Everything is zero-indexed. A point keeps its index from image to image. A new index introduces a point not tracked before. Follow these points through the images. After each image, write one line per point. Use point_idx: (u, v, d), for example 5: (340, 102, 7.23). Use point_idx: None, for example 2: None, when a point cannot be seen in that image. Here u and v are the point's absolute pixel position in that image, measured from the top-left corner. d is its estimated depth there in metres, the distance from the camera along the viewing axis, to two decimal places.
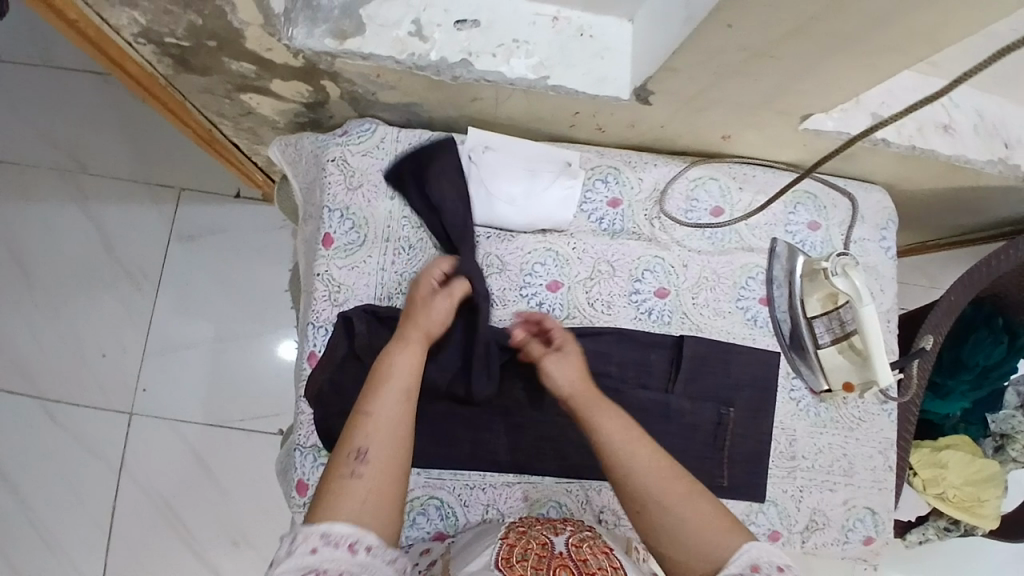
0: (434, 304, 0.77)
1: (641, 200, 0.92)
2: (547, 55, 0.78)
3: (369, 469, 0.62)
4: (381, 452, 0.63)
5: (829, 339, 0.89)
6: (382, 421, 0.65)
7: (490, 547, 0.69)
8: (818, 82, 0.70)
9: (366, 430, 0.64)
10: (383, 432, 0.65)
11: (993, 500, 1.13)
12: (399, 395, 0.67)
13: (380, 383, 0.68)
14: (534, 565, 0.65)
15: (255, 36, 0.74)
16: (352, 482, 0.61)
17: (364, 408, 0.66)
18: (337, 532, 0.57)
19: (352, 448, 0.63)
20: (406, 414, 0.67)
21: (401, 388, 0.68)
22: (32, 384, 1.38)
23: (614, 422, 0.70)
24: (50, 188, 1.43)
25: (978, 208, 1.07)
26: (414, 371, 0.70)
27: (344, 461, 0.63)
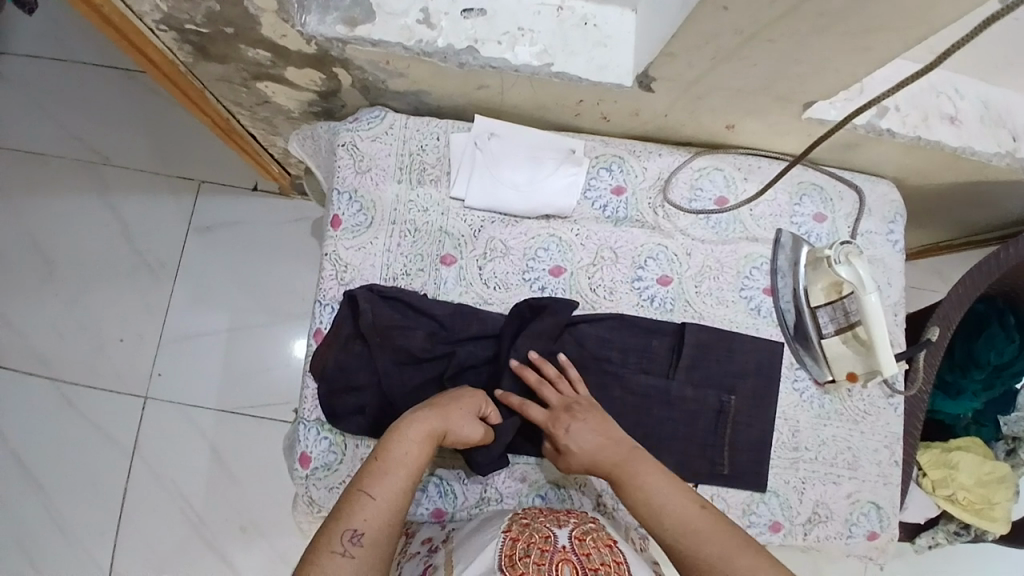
0: (465, 419, 0.75)
1: (645, 188, 0.93)
2: (551, 43, 0.80)
3: (363, 553, 0.60)
4: (377, 535, 0.62)
5: (833, 329, 0.88)
6: (383, 507, 0.64)
7: (493, 542, 0.67)
8: (818, 66, 0.70)
9: (367, 511, 0.62)
10: (382, 520, 0.63)
11: (1003, 503, 1.11)
12: (404, 482, 0.66)
13: (388, 464, 0.66)
14: (536, 560, 0.62)
15: (269, 23, 0.77)
16: (342, 560, 0.59)
17: (369, 488, 0.64)
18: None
19: (350, 526, 0.61)
20: (404, 504, 0.65)
21: (407, 473, 0.66)
22: (52, 369, 1.42)
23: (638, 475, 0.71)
24: (76, 179, 1.48)
25: (989, 203, 1.06)
26: (421, 458, 0.68)
27: (338, 537, 0.60)
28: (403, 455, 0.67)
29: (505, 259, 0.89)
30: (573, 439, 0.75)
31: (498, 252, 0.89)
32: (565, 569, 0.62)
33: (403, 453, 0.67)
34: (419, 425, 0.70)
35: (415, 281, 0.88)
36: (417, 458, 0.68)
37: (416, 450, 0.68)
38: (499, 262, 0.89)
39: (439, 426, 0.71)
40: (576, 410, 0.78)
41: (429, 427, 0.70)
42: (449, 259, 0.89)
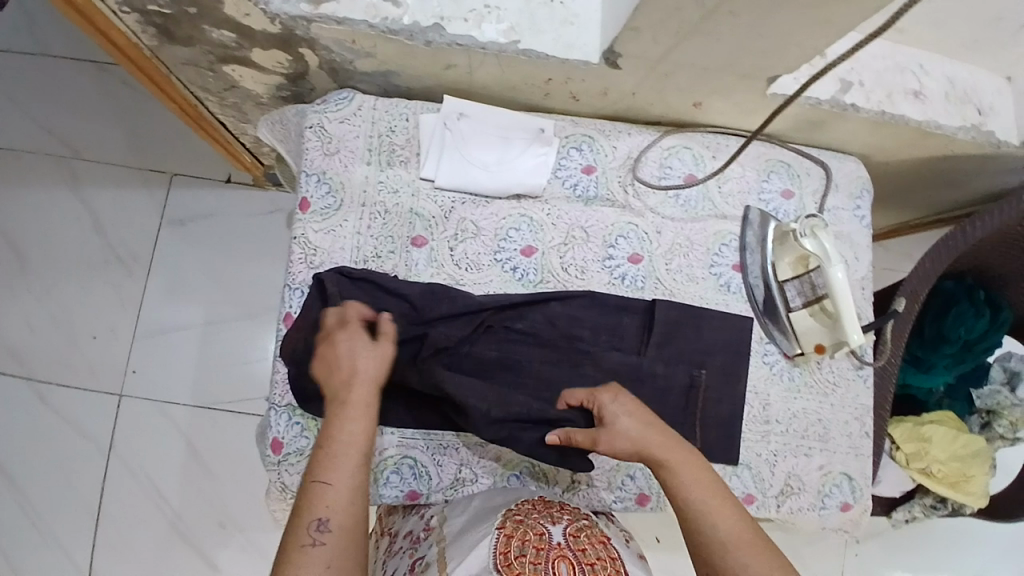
0: (370, 352, 0.72)
1: (615, 167, 0.93)
2: (517, 21, 0.80)
3: (334, 539, 0.59)
4: (345, 519, 0.60)
5: (801, 303, 0.91)
6: (343, 490, 0.62)
7: (487, 538, 0.67)
8: (777, 38, 0.71)
9: (329, 497, 0.61)
10: (346, 502, 0.61)
11: (979, 476, 1.13)
12: (356, 458, 0.64)
13: (336, 447, 0.64)
14: (533, 559, 0.63)
15: (232, 2, 0.76)
16: (314, 551, 0.58)
17: (322, 475, 0.62)
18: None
19: (314, 518, 0.59)
20: (364, 479, 0.64)
21: (356, 450, 0.64)
22: (23, 367, 1.40)
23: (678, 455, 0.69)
24: (45, 173, 1.45)
25: (955, 180, 1.08)
26: (359, 426, 0.66)
27: (305, 530, 0.59)
28: (349, 434, 0.65)
29: (477, 240, 0.89)
30: (625, 416, 0.72)
31: (470, 233, 0.89)
32: (562, 566, 0.63)
33: (347, 432, 0.65)
34: (349, 397, 0.67)
35: (386, 263, 0.87)
36: (363, 432, 0.66)
37: (359, 423, 0.66)
38: (470, 243, 0.89)
39: (364, 386, 0.69)
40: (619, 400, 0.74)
41: (356, 397, 0.67)
42: (420, 240, 0.88)
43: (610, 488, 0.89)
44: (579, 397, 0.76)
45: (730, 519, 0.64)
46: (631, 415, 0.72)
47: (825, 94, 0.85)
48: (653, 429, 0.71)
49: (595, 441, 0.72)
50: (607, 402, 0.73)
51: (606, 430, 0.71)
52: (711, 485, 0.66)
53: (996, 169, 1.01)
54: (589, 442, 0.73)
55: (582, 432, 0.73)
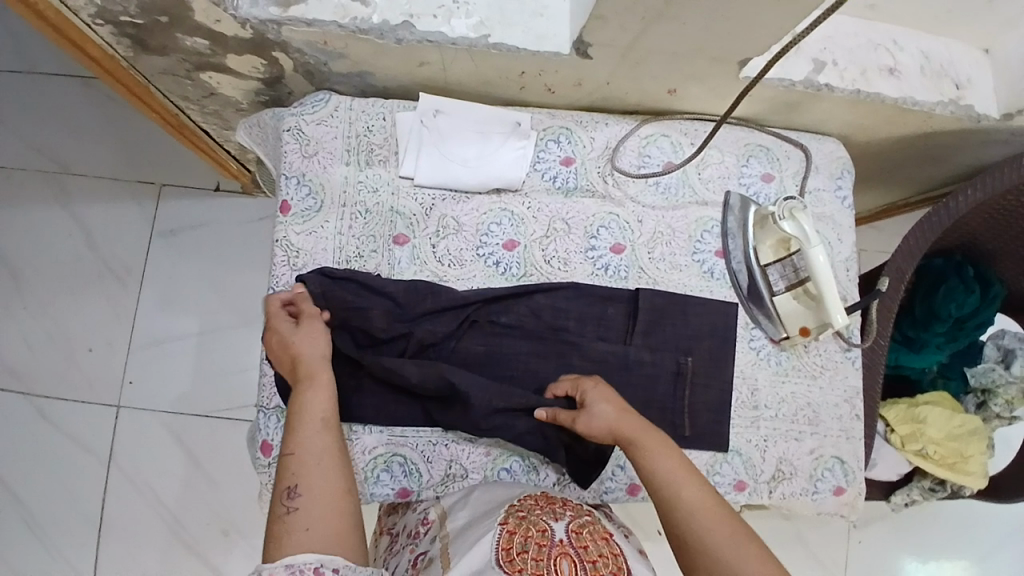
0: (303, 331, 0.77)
1: (594, 158, 0.94)
2: (486, 15, 0.81)
3: (306, 500, 0.64)
4: (314, 480, 0.66)
5: (784, 286, 0.91)
6: (308, 456, 0.67)
7: (490, 533, 0.68)
8: (742, 20, 0.71)
9: (297, 466, 0.66)
10: (312, 466, 0.66)
11: (977, 456, 1.12)
12: (314, 428, 0.69)
13: (296, 424, 0.70)
14: (534, 556, 0.64)
15: (203, 9, 0.77)
16: (292, 515, 0.63)
17: (288, 450, 0.68)
18: (301, 565, 0.58)
19: (286, 487, 0.65)
20: (328, 443, 0.69)
21: (316, 420, 0.70)
22: (21, 382, 1.41)
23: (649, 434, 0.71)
24: (35, 189, 1.46)
25: (939, 157, 1.08)
26: (318, 400, 0.71)
27: (281, 501, 0.64)
28: (306, 408, 0.71)
29: (458, 236, 0.89)
30: (604, 402, 0.74)
31: (451, 230, 0.89)
32: (564, 564, 0.64)
33: (304, 406, 0.71)
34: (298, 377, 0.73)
35: (369, 262, 0.87)
36: (319, 402, 0.71)
37: (312, 395, 0.72)
38: (451, 239, 0.89)
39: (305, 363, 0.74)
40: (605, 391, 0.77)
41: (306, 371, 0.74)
42: (401, 238, 0.88)
43: (601, 479, 0.88)
44: (563, 386, 0.80)
45: (697, 492, 0.66)
46: (609, 401, 0.75)
47: (798, 75, 0.85)
48: (629, 411, 0.74)
49: (576, 421, 0.75)
50: (589, 389, 0.76)
51: (585, 412, 0.75)
52: (681, 461, 0.69)
53: (979, 143, 1.01)
54: (571, 422, 0.76)
55: (567, 410, 0.76)
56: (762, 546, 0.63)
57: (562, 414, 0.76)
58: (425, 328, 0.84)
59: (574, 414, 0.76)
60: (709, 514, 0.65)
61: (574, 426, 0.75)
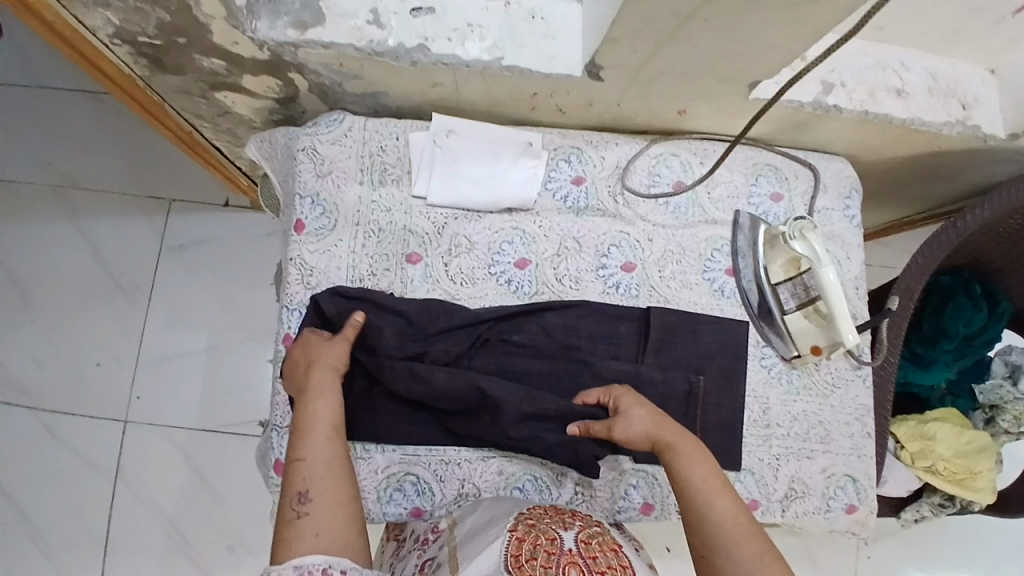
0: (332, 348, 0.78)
1: (605, 177, 0.94)
2: (499, 37, 0.82)
3: (316, 505, 0.63)
4: (324, 486, 0.65)
5: (795, 305, 0.91)
6: (318, 461, 0.67)
7: (497, 542, 0.67)
8: (752, 43, 0.72)
9: (306, 472, 0.66)
10: (322, 472, 0.66)
11: (986, 472, 1.11)
12: (323, 433, 0.69)
13: (304, 429, 0.69)
14: (543, 563, 0.63)
15: (220, 30, 0.78)
16: (301, 521, 0.62)
17: (297, 454, 0.67)
18: (309, 566, 0.58)
19: (296, 491, 0.64)
20: (337, 450, 0.69)
21: (325, 429, 0.69)
22: (29, 397, 1.41)
23: (686, 442, 0.73)
24: (46, 204, 1.47)
25: (945, 175, 1.09)
26: (329, 410, 0.71)
27: (289, 506, 0.63)
28: (317, 414, 0.71)
29: (470, 254, 0.90)
30: (638, 409, 0.77)
31: (463, 248, 0.90)
32: (572, 573, 0.63)
33: (316, 412, 0.71)
34: (312, 385, 0.73)
35: (382, 281, 0.88)
36: (329, 411, 0.71)
37: (325, 406, 0.71)
38: (463, 257, 0.90)
39: (323, 374, 0.74)
40: (641, 402, 0.79)
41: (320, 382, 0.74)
42: (414, 257, 0.89)
43: (613, 499, 0.88)
44: (595, 392, 0.82)
45: (728, 506, 0.67)
46: (643, 405, 0.78)
47: (807, 96, 0.86)
48: (664, 418, 0.77)
49: (611, 431, 0.77)
50: (621, 395, 0.79)
51: (621, 419, 0.77)
52: (716, 474, 0.70)
53: (985, 163, 1.02)
54: (606, 432, 0.78)
55: (600, 423, 0.79)
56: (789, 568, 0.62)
57: (595, 426, 0.79)
58: (437, 347, 0.84)
59: (607, 425, 0.78)
60: (737, 528, 0.65)
61: (610, 436, 0.77)
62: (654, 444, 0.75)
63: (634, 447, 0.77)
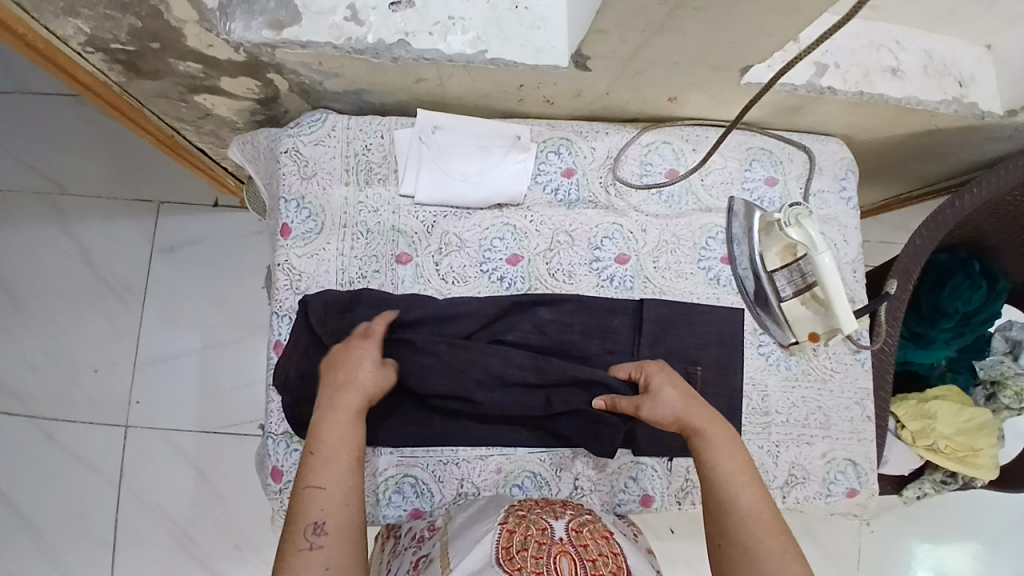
0: (378, 372, 0.75)
1: (595, 168, 0.93)
2: (483, 30, 0.79)
3: (330, 539, 0.62)
4: (339, 518, 0.64)
5: (792, 292, 0.89)
6: (337, 493, 0.65)
7: (489, 534, 0.67)
8: (740, 30, 0.70)
9: (322, 500, 0.64)
10: (338, 502, 0.65)
11: (987, 449, 1.11)
12: (344, 463, 0.67)
13: (325, 454, 0.67)
14: (534, 554, 0.63)
15: (194, 34, 0.76)
16: (312, 553, 0.61)
17: (315, 481, 0.65)
18: None
19: (310, 521, 0.63)
20: (356, 482, 0.67)
21: (346, 458, 0.67)
22: (26, 405, 1.40)
23: (717, 430, 0.73)
24: (32, 211, 1.45)
25: (943, 152, 1.07)
26: (351, 439, 0.69)
27: (302, 536, 0.62)
28: (340, 440, 0.68)
29: (461, 252, 0.88)
30: (668, 388, 0.76)
31: (453, 246, 0.88)
32: (564, 562, 0.63)
33: (336, 440, 0.68)
34: (341, 409, 0.70)
35: (372, 283, 0.86)
36: (347, 440, 0.69)
37: (348, 436, 0.69)
38: (454, 255, 0.88)
39: (360, 399, 0.72)
40: (674, 383, 0.77)
41: (351, 406, 0.71)
42: (404, 257, 0.87)
43: (613, 492, 0.88)
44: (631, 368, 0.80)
45: (755, 502, 0.67)
46: (673, 385, 0.76)
47: (800, 79, 0.84)
48: (697, 402, 0.75)
49: (639, 409, 0.76)
50: (653, 373, 0.78)
51: (650, 399, 0.76)
52: (747, 467, 0.70)
53: (982, 140, 1.00)
54: (633, 410, 0.76)
55: (626, 399, 0.77)
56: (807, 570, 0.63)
57: (621, 404, 0.77)
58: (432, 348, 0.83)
59: (634, 404, 0.76)
60: (761, 526, 0.66)
61: (639, 414, 0.76)
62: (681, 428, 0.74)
63: (660, 425, 0.75)
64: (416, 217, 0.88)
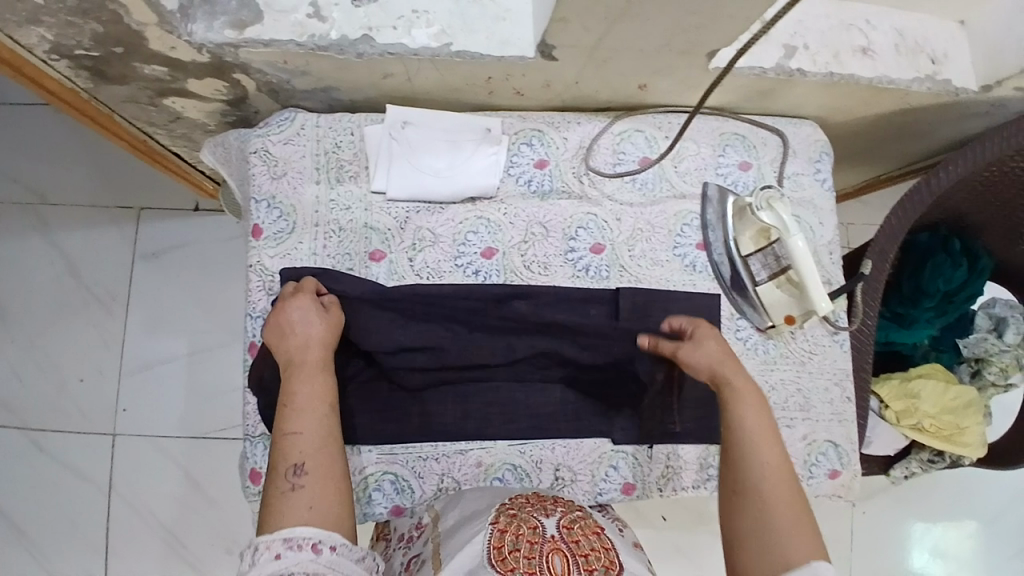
0: (320, 321, 0.76)
1: (568, 159, 0.92)
2: (448, 23, 0.79)
3: (311, 479, 0.64)
4: (318, 461, 0.65)
5: (767, 276, 0.89)
6: (314, 436, 0.67)
7: (480, 534, 0.67)
8: (704, 16, 0.70)
9: (300, 445, 0.66)
10: (317, 446, 0.66)
11: (973, 427, 1.11)
12: (318, 409, 0.69)
13: (300, 401, 0.69)
14: (527, 553, 0.63)
15: (156, 36, 0.76)
16: (294, 493, 0.62)
17: (292, 428, 0.67)
18: (299, 538, 0.58)
19: (291, 464, 0.64)
20: (333, 427, 0.69)
21: (320, 406, 0.69)
22: (14, 416, 1.40)
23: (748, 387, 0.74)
24: (12, 221, 1.44)
25: (919, 131, 1.07)
26: (320, 388, 0.71)
27: (283, 478, 0.63)
28: (311, 392, 0.70)
29: (435, 248, 0.88)
30: (711, 343, 0.79)
31: (427, 242, 0.88)
32: (557, 560, 0.63)
33: (308, 389, 0.70)
34: (306, 361, 0.72)
35: None
36: (317, 391, 0.70)
37: (315, 385, 0.70)
38: (429, 251, 0.88)
39: (320, 350, 0.73)
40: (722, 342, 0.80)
41: (315, 360, 0.72)
42: (378, 254, 0.87)
43: (594, 480, 0.88)
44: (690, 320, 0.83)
45: (772, 458, 0.69)
46: (717, 341, 0.79)
47: (770, 61, 0.83)
48: (734, 365, 0.77)
49: (677, 351, 0.80)
50: (703, 327, 0.81)
51: (690, 342, 0.80)
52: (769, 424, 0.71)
53: (957, 116, 1.00)
54: (672, 350, 0.80)
55: (670, 341, 0.81)
56: (814, 527, 0.64)
57: (663, 342, 0.81)
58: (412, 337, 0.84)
59: (676, 344, 0.81)
60: (776, 481, 0.67)
61: (677, 355, 0.80)
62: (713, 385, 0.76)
63: (692, 370, 0.79)
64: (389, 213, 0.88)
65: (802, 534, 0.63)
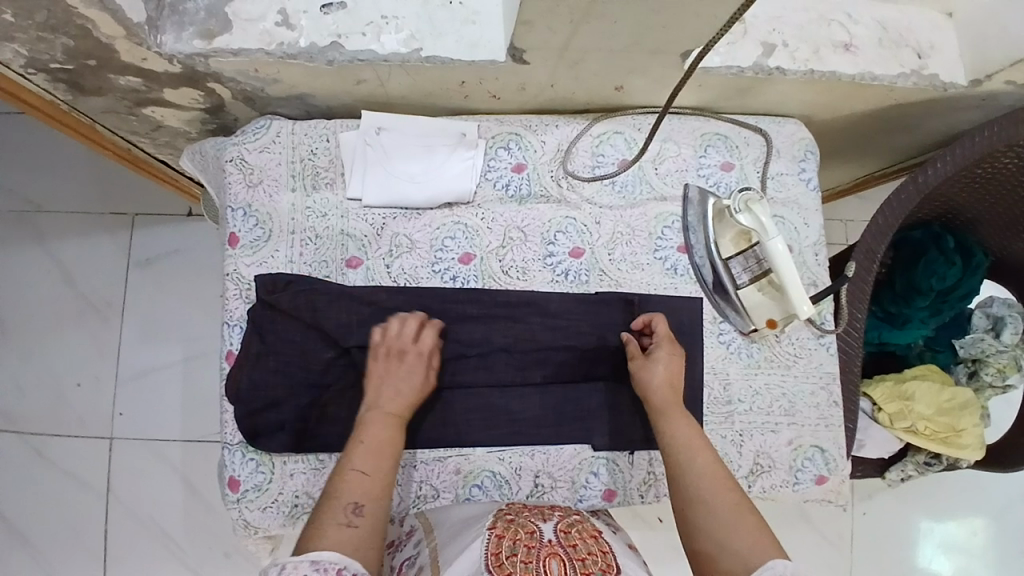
0: (418, 384, 0.79)
1: (545, 162, 0.91)
2: (417, 28, 0.78)
3: (365, 521, 0.66)
4: (375, 506, 0.68)
5: (748, 278, 0.88)
6: (375, 481, 0.70)
7: (478, 540, 0.66)
8: (671, 17, 0.68)
9: (364, 486, 0.68)
10: (379, 492, 0.69)
11: (971, 429, 1.09)
12: (387, 454, 0.73)
13: (372, 446, 0.72)
14: (524, 559, 0.63)
15: (126, 49, 0.76)
16: (348, 530, 0.64)
17: (359, 466, 0.70)
18: (327, 565, 0.60)
19: (349, 501, 0.67)
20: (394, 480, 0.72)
21: (391, 457, 0.72)
22: (15, 424, 1.41)
23: (675, 408, 0.78)
24: (8, 231, 1.45)
25: (910, 127, 1.04)
26: (393, 441, 0.74)
27: (341, 511, 0.66)
28: (387, 441, 0.73)
29: (412, 254, 0.88)
30: (660, 366, 0.81)
31: (404, 248, 0.87)
32: (553, 564, 0.63)
33: (383, 437, 0.73)
34: (393, 414, 0.76)
35: None
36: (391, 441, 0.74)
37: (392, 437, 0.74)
38: (405, 257, 0.87)
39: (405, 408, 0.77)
40: (672, 377, 0.81)
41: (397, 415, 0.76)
42: (355, 261, 0.87)
43: (574, 487, 0.87)
44: (662, 330, 0.84)
45: (710, 464, 0.72)
46: (666, 371, 0.81)
47: (746, 61, 0.82)
48: (676, 392, 0.80)
49: (634, 359, 0.83)
50: (663, 349, 0.82)
51: (646, 362, 0.82)
52: (698, 433, 0.75)
53: (947, 112, 0.97)
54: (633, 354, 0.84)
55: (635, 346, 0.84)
56: (761, 522, 0.66)
57: (632, 343, 0.85)
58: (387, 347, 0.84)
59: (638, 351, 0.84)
60: (715, 483, 0.70)
61: (630, 362, 0.84)
62: (650, 406, 0.79)
63: (635, 385, 0.82)
64: (366, 219, 0.88)
65: (753, 527, 0.65)
